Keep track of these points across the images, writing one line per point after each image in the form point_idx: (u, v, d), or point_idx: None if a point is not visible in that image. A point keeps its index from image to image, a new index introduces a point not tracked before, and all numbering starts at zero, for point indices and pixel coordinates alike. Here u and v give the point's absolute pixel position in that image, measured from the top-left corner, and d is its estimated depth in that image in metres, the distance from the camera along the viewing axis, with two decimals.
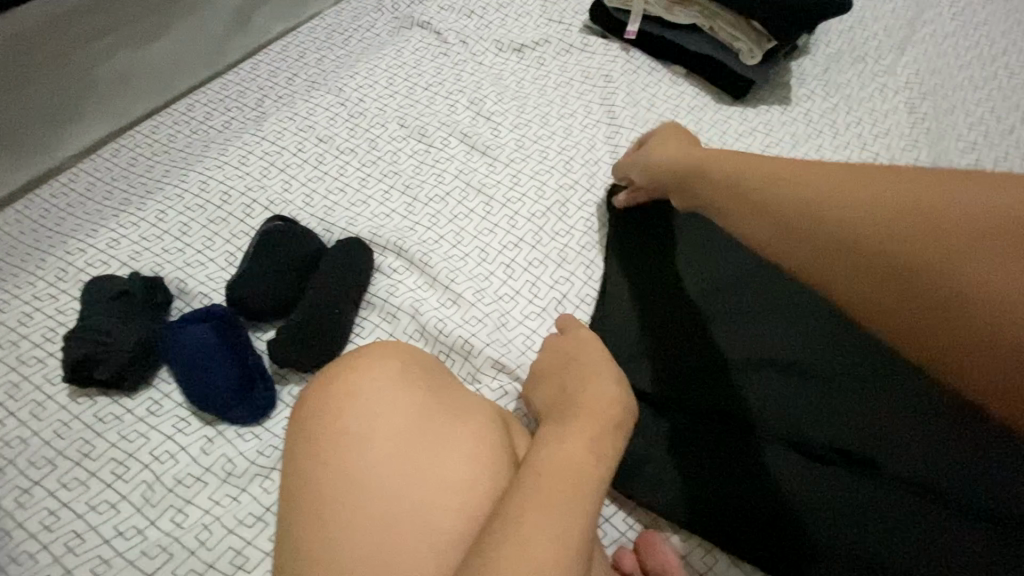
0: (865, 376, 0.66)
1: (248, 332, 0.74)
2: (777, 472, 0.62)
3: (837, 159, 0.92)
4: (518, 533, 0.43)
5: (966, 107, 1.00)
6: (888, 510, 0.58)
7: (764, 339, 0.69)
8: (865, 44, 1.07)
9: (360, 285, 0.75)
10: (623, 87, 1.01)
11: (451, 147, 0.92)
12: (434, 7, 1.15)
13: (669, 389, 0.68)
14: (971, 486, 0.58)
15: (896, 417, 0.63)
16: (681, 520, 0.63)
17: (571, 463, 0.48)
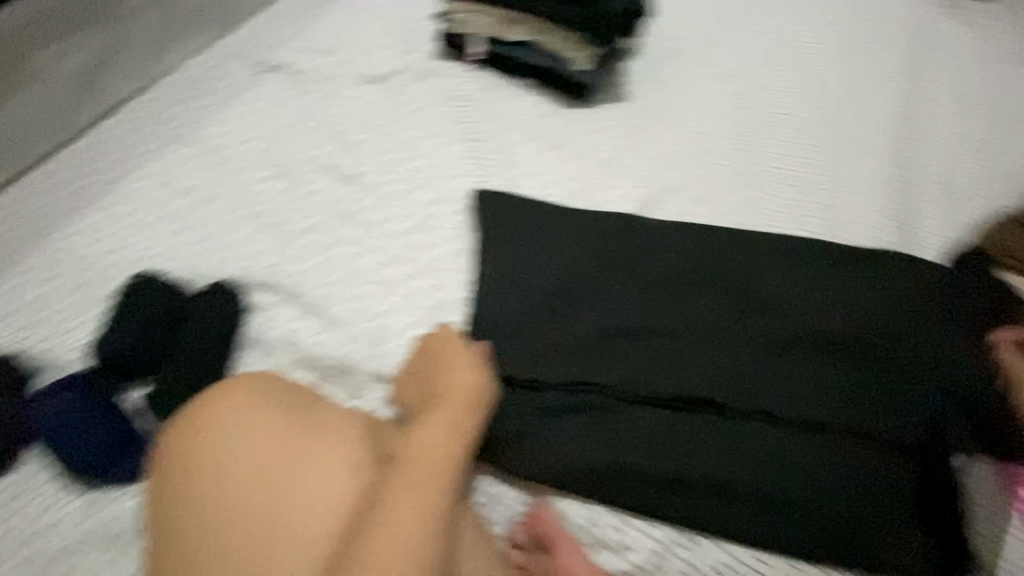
0: (714, 331, 0.78)
1: (120, 391, 0.74)
2: (649, 427, 0.71)
3: (670, 145, 1.05)
4: (379, 519, 0.48)
5: (774, 83, 1.15)
6: (726, 439, 0.70)
7: (614, 314, 0.79)
8: (685, 40, 1.21)
9: (225, 331, 0.75)
10: (477, 103, 1.08)
11: (318, 180, 0.96)
12: (291, 50, 1.18)
13: (548, 369, 0.75)
14: (785, 409, 0.72)
15: (741, 362, 0.75)
16: (565, 486, 0.68)
17: (432, 455, 0.53)
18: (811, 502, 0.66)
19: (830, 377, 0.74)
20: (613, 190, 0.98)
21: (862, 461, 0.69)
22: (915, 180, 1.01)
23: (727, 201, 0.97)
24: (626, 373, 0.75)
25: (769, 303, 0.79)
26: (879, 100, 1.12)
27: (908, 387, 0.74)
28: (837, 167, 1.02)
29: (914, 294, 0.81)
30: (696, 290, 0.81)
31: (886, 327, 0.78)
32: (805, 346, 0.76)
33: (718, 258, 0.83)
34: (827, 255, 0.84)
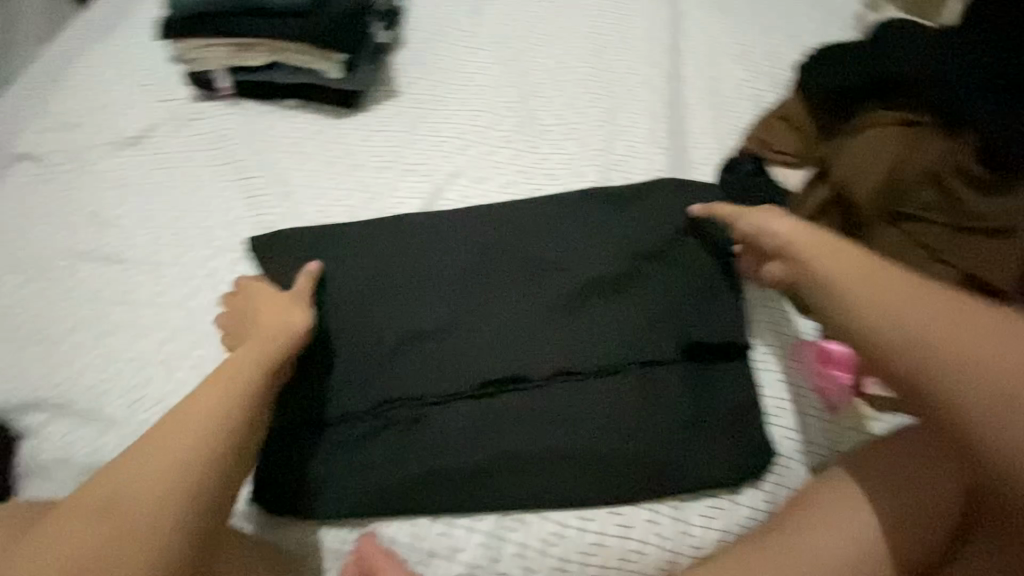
0: (529, 302, 0.78)
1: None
2: (485, 419, 0.71)
3: (449, 129, 1.03)
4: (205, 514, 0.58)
5: (538, 39, 1.13)
6: (531, 413, 0.71)
7: (387, 332, 0.77)
8: (446, 19, 1.18)
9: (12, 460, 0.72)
10: (242, 140, 1.03)
11: (80, 271, 0.89)
12: (28, 133, 1.09)
13: (360, 395, 0.73)
14: (606, 360, 0.74)
15: (560, 323, 0.77)
16: (403, 504, 0.68)
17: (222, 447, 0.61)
18: (616, 450, 0.69)
19: (649, 307, 0.77)
20: (398, 193, 0.96)
21: (659, 395, 0.72)
22: (684, 100, 1.03)
23: (510, 172, 0.97)
24: (415, 387, 0.73)
25: (571, 259, 0.81)
26: (641, 26, 1.13)
27: (681, 303, 0.77)
28: (609, 105, 1.02)
29: (684, 214, 0.82)
30: (496, 264, 0.82)
31: (688, 248, 0.81)
32: (592, 303, 0.78)
33: (477, 244, 0.84)
34: (585, 211, 0.85)
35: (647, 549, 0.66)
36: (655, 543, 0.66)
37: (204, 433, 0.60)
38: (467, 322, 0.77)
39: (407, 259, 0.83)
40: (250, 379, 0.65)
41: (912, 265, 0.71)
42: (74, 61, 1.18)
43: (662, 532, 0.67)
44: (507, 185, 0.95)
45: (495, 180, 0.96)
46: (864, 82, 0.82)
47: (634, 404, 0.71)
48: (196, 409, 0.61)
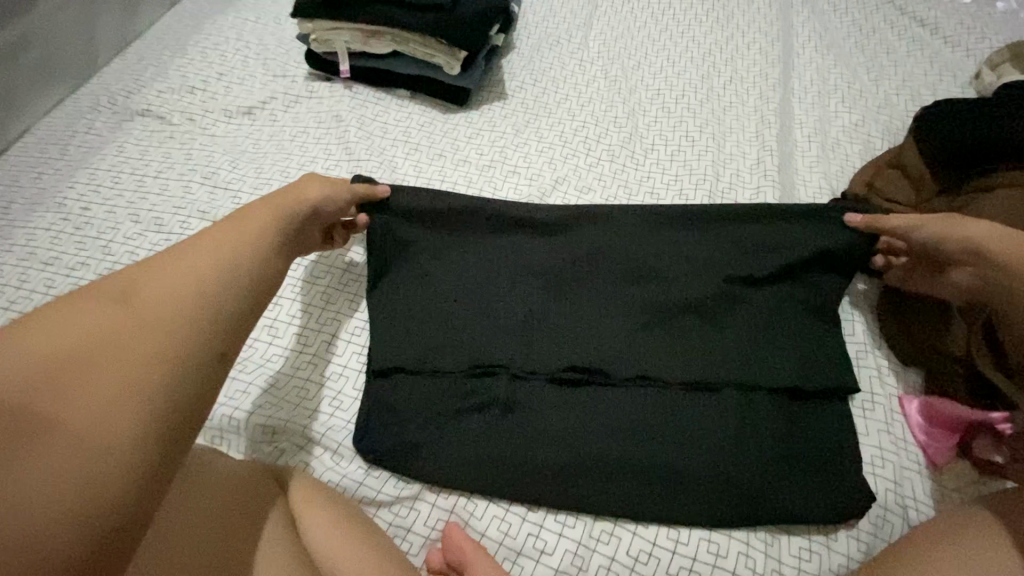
0: (636, 309, 0.76)
1: None
2: (583, 424, 0.69)
3: (555, 136, 1.04)
4: (151, 385, 0.45)
5: (646, 61, 1.15)
6: (613, 429, 0.69)
7: (474, 329, 0.75)
8: (557, 30, 1.21)
9: None
10: (353, 122, 1.06)
11: (192, 228, 0.92)
12: (152, 92, 1.14)
13: (456, 384, 0.72)
14: (712, 382, 0.71)
15: (667, 338, 0.74)
16: (493, 498, 0.67)
17: (180, 303, 0.49)
18: (718, 477, 0.66)
19: (761, 338, 0.74)
20: (502, 193, 0.97)
21: (765, 426, 0.69)
22: (791, 137, 1.03)
23: (614, 185, 0.97)
24: (497, 385, 0.71)
25: (684, 272, 0.78)
26: (751, 60, 1.14)
27: (777, 334, 0.76)
28: (717, 134, 1.03)
29: (808, 241, 0.78)
30: (602, 265, 0.79)
31: (806, 281, 0.78)
32: (699, 322, 0.76)
33: (581, 240, 0.80)
34: (699, 222, 0.80)
35: None
36: None
37: (180, 292, 0.50)
38: (570, 321, 0.75)
39: (511, 247, 0.80)
40: (186, 343, 0.48)
41: None
42: (200, 29, 1.24)
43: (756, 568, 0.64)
44: (610, 199, 0.96)
45: (599, 191, 0.97)
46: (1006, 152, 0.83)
47: (727, 433, 0.68)
48: (158, 263, 0.52)
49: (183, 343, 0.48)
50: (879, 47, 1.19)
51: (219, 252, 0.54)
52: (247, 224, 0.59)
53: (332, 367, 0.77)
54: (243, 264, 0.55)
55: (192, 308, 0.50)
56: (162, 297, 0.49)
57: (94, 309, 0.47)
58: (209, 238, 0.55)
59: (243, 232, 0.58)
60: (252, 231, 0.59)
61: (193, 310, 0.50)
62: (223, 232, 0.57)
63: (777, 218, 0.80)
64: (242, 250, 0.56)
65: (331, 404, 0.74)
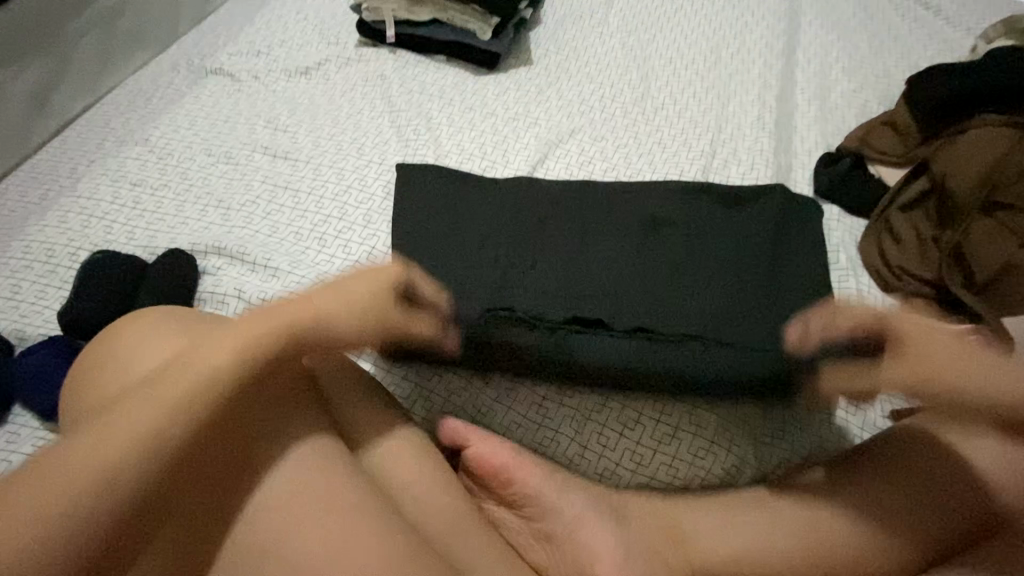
0: (637, 243, 0.84)
1: (144, 284, 0.86)
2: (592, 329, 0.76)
3: (573, 96, 1.16)
4: (133, 417, 0.54)
5: (661, 34, 1.26)
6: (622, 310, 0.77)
7: (499, 252, 0.84)
8: (581, 6, 1.33)
9: (181, 271, 0.87)
10: (396, 80, 1.20)
11: (256, 160, 1.06)
12: (223, 55, 1.30)
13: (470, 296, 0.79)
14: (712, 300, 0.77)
15: (670, 264, 0.81)
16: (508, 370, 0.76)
17: (183, 392, 0.55)
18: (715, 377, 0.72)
19: (758, 271, 0.80)
20: (523, 141, 1.09)
21: (761, 336, 0.74)
22: (792, 99, 1.13)
23: (625, 137, 1.08)
24: (520, 271, 0.81)
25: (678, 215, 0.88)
26: (759, 35, 1.24)
27: (780, 271, 0.80)
28: (722, 95, 1.13)
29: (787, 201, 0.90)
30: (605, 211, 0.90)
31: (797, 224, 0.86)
32: (700, 252, 0.82)
33: (588, 195, 0.94)
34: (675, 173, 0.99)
35: (716, 452, 0.73)
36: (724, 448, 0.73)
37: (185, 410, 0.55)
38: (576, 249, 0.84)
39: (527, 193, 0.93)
40: (176, 417, 0.55)
41: (1002, 250, 0.79)
42: (265, 5, 1.41)
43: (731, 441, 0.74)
44: (620, 147, 1.06)
45: (610, 141, 1.07)
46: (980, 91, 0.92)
47: (726, 336, 0.74)
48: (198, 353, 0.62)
49: (178, 387, 0.56)
50: (883, 27, 1.28)
51: (227, 394, 0.57)
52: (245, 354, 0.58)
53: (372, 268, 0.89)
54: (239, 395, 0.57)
55: (203, 402, 0.56)
56: (175, 402, 0.55)
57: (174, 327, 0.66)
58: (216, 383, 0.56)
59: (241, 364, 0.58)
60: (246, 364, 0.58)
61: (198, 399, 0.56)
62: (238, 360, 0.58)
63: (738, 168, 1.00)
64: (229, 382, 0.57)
65: None
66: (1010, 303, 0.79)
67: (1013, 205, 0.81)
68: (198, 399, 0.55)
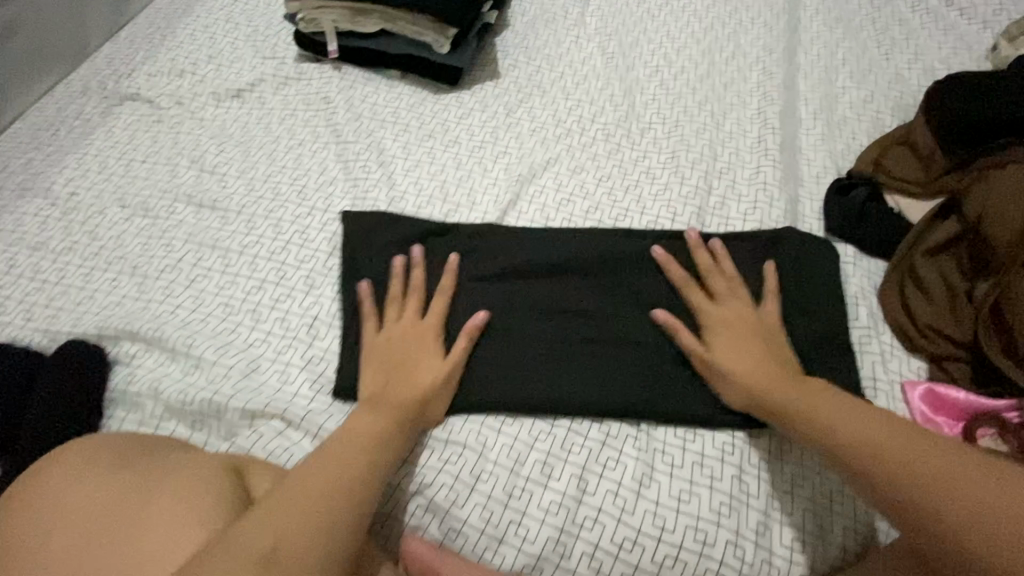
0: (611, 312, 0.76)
1: (36, 384, 0.72)
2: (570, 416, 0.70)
3: (548, 116, 1.01)
4: (275, 513, 0.53)
5: (645, 37, 1.11)
6: (582, 384, 0.71)
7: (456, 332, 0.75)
8: (554, 5, 1.17)
9: (79, 368, 0.72)
10: (342, 104, 1.03)
11: (178, 212, 0.91)
12: (141, 76, 1.12)
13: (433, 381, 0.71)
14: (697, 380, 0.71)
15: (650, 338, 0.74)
16: (479, 485, 0.66)
17: (305, 497, 0.55)
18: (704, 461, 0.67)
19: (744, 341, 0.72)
20: (492, 175, 0.94)
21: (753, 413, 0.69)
22: (796, 114, 0.99)
23: (609, 166, 0.93)
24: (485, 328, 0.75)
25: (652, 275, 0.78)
26: (755, 35, 1.10)
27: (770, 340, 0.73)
28: (716, 111, 0.99)
29: (786, 250, 0.79)
30: (570, 272, 0.79)
31: (796, 283, 0.77)
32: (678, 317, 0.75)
33: (545, 245, 0.81)
34: (667, 214, 0.87)
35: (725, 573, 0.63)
36: (734, 567, 0.63)
37: (327, 506, 0.55)
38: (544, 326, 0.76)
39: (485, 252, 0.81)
40: (323, 529, 0.53)
41: None
42: (191, 12, 1.22)
43: (744, 558, 0.63)
44: (603, 180, 0.92)
45: (592, 172, 0.93)
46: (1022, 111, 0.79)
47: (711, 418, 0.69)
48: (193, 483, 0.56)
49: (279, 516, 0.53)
50: (893, 20, 1.13)
51: (297, 505, 0.54)
52: (318, 474, 0.57)
53: (313, 348, 0.75)
54: (343, 495, 0.56)
55: (302, 519, 0.53)
56: (330, 488, 0.56)
57: (141, 461, 0.59)
58: (343, 468, 0.58)
59: (312, 488, 0.55)
60: (317, 479, 0.56)
61: (330, 495, 0.56)
62: (320, 470, 0.57)
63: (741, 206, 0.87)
64: (323, 500, 0.55)
65: (314, 388, 0.72)
66: None
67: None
68: (305, 525, 0.53)
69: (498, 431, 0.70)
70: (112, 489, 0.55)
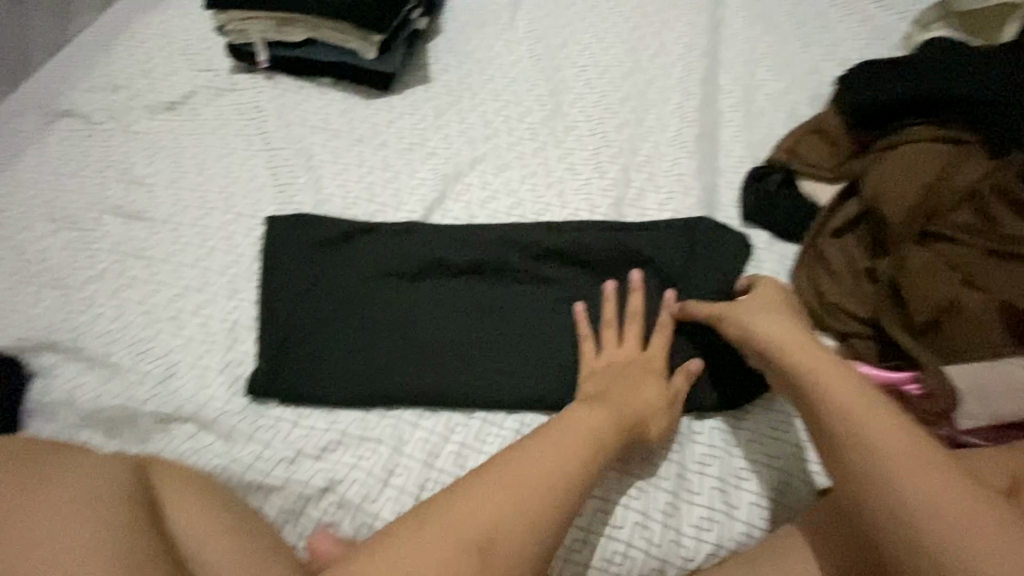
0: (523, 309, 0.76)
1: None
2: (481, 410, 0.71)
3: (477, 117, 1.03)
4: (471, 519, 0.49)
5: (574, 37, 1.13)
6: (493, 378, 0.71)
7: (368, 334, 0.75)
8: (486, 10, 1.19)
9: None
10: (273, 112, 1.04)
11: (105, 223, 0.91)
12: (76, 92, 1.13)
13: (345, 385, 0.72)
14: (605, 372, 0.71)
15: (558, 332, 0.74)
16: (393, 479, 0.67)
17: (496, 499, 0.50)
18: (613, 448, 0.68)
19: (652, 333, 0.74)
20: (419, 176, 0.95)
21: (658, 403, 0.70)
22: (716, 107, 1.02)
23: (534, 163, 0.95)
24: (396, 326, 0.75)
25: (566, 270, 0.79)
26: (680, 33, 1.12)
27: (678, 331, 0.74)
28: (639, 107, 1.01)
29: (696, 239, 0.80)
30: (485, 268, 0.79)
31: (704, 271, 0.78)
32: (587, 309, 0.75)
33: (460, 245, 0.80)
34: (587, 207, 0.88)
35: (633, 555, 0.64)
36: (642, 549, 0.64)
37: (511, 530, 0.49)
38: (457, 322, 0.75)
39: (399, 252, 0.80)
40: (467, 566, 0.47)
41: (942, 288, 0.70)
42: (128, 28, 1.23)
43: (650, 539, 0.64)
44: (527, 176, 0.94)
45: (517, 169, 0.95)
46: (916, 95, 0.81)
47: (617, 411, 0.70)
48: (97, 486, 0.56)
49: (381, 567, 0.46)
50: (813, 14, 1.17)
51: (479, 510, 0.50)
52: (510, 476, 0.52)
53: (231, 352, 0.76)
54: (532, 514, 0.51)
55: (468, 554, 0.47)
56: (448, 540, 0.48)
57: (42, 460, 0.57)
58: (551, 477, 0.53)
59: (512, 484, 0.52)
60: (518, 478, 0.52)
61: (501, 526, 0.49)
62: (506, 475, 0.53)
63: (658, 197, 0.89)
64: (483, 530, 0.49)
65: (230, 391, 0.73)
66: (957, 350, 0.69)
67: (955, 234, 0.73)
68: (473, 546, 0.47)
69: (412, 425, 0.70)
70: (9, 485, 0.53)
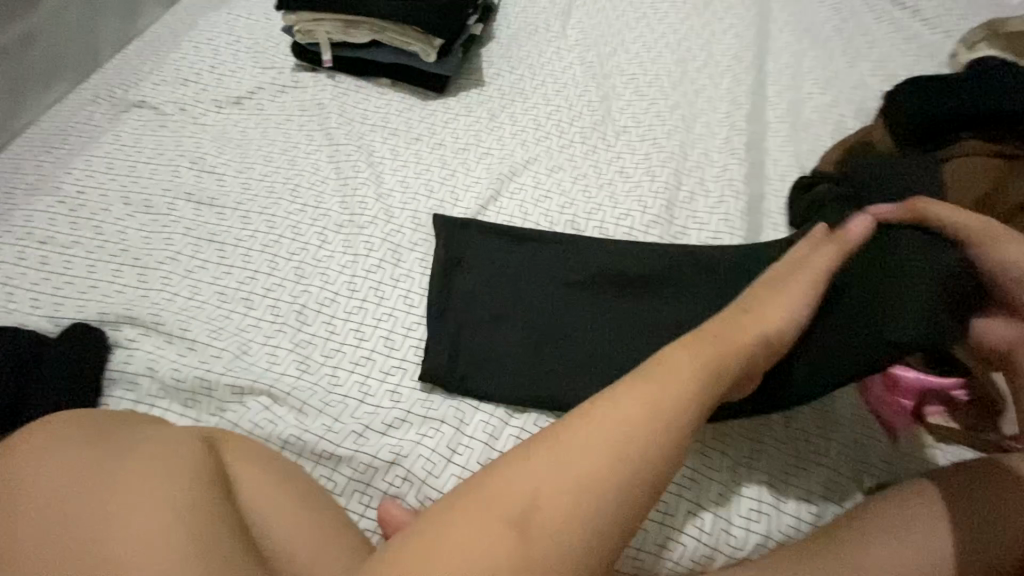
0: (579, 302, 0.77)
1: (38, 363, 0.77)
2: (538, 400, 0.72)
3: (529, 120, 1.07)
4: (577, 464, 0.49)
5: (623, 47, 1.17)
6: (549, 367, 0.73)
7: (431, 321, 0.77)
8: (538, 19, 1.23)
9: (78, 348, 0.77)
10: (335, 109, 1.10)
11: (179, 209, 0.96)
12: (147, 85, 1.19)
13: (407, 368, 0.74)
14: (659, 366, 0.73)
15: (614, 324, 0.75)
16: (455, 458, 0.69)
17: (610, 438, 0.50)
18: None
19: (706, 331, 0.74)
20: (475, 175, 0.99)
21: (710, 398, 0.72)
22: (763, 118, 1.05)
23: (585, 165, 0.99)
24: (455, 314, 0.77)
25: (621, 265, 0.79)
26: (727, 45, 1.16)
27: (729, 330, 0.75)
28: (688, 116, 1.05)
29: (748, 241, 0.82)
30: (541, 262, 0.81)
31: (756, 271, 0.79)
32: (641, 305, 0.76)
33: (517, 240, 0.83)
34: (638, 209, 0.92)
35: (686, 541, 0.66)
36: (695, 536, 0.66)
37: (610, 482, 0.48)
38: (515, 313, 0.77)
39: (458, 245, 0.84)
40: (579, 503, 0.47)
41: None
42: (196, 26, 1.30)
43: (702, 527, 0.66)
44: (579, 178, 0.97)
45: (569, 171, 0.98)
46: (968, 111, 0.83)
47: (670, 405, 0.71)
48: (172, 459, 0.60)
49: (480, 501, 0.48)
50: (858, 31, 1.20)
51: (591, 447, 0.49)
52: (625, 419, 0.51)
53: (300, 333, 0.80)
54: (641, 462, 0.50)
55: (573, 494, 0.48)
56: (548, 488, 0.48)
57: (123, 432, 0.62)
58: (659, 423, 0.51)
59: (628, 425, 0.51)
60: (632, 421, 0.51)
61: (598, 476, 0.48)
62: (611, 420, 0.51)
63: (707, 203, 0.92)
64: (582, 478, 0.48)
65: (300, 369, 0.77)
66: None
67: None
68: (576, 489, 0.48)
69: (473, 407, 0.73)
70: (95, 453, 0.59)
